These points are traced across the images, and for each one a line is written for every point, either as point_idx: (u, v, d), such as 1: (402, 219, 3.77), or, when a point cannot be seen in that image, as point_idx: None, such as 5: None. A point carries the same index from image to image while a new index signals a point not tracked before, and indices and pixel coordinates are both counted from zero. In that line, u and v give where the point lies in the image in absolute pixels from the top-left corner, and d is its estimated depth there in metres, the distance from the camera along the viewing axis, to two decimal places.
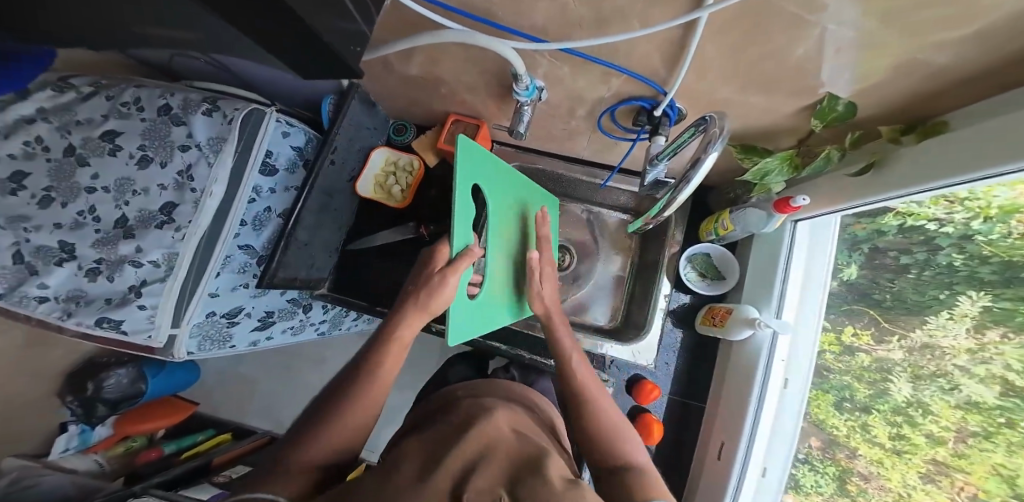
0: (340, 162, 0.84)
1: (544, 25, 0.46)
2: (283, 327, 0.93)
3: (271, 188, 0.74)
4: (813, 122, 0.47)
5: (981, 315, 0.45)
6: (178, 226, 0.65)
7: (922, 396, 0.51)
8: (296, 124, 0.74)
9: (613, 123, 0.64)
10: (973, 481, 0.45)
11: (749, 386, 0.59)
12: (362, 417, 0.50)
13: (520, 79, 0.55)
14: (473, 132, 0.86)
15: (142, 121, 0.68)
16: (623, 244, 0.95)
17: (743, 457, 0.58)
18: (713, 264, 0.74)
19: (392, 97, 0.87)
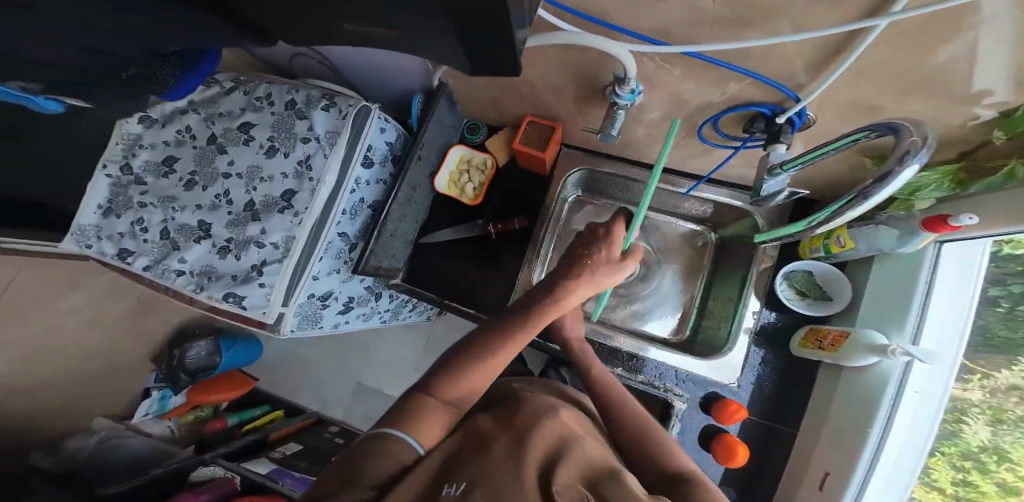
0: (424, 157, 0.88)
1: (666, 27, 0.44)
2: (358, 313, 1.01)
3: (368, 180, 0.83)
4: (997, 131, 0.43)
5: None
6: (299, 211, 0.75)
7: (1001, 441, 0.56)
8: (391, 120, 0.83)
9: (715, 131, 0.62)
10: None
11: (869, 425, 0.53)
12: (488, 375, 0.53)
13: (626, 82, 0.53)
14: (547, 134, 0.85)
15: (272, 115, 0.81)
16: (693, 256, 0.92)
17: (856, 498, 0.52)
18: (816, 283, 0.70)
19: (473, 97, 0.89)
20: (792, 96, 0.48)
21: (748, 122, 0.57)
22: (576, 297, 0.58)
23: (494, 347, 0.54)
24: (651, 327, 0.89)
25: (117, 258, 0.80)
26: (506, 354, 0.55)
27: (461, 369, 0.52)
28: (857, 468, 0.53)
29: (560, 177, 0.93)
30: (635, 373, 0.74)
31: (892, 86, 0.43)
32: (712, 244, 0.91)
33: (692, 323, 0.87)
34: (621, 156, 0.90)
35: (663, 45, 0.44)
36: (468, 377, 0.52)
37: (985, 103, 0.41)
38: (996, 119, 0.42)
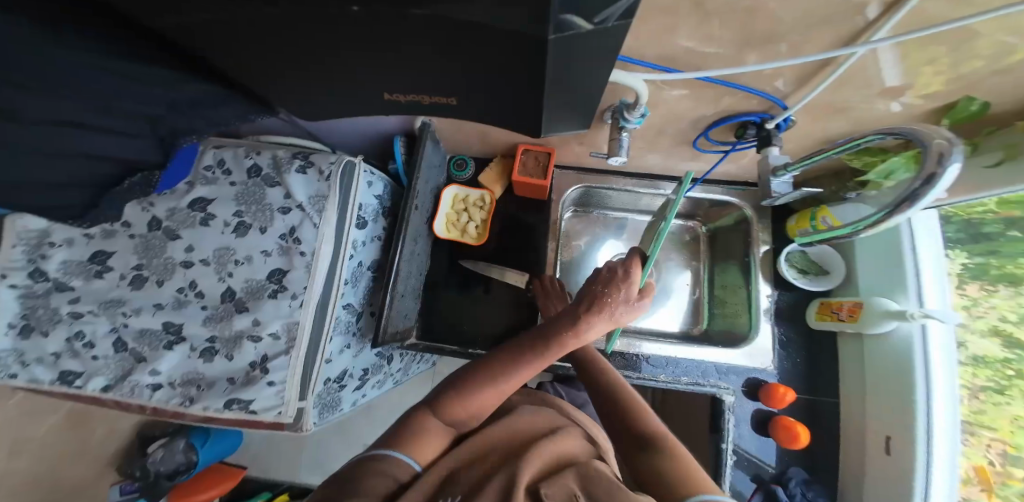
0: (420, 205, 0.86)
1: (673, 54, 0.47)
2: (373, 383, 0.96)
3: (363, 240, 0.80)
4: (946, 118, 0.54)
5: (962, 271, 0.68)
6: (294, 293, 0.70)
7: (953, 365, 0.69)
8: (376, 173, 0.81)
9: (709, 140, 0.68)
10: (1001, 437, 0.62)
11: (913, 385, 0.64)
12: (499, 396, 0.54)
13: (635, 109, 0.56)
14: (545, 160, 0.89)
15: (233, 186, 0.76)
16: (689, 249, 0.97)
17: (926, 454, 0.61)
18: (813, 259, 0.81)
19: (456, 136, 0.90)
20: (781, 105, 0.54)
21: (738, 130, 0.63)
22: (594, 332, 0.58)
23: (510, 370, 0.54)
24: (672, 321, 0.92)
25: (58, 384, 0.71)
26: (522, 375, 0.55)
27: (465, 385, 0.53)
28: (916, 424, 0.62)
29: (559, 200, 0.96)
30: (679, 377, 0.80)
31: (861, 86, 0.50)
32: (703, 237, 0.97)
33: (706, 313, 0.92)
34: (612, 170, 0.95)
35: (677, 73, 0.48)
36: (477, 396, 0.52)
37: (948, 83, 0.48)
38: (947, 107, 0.53)
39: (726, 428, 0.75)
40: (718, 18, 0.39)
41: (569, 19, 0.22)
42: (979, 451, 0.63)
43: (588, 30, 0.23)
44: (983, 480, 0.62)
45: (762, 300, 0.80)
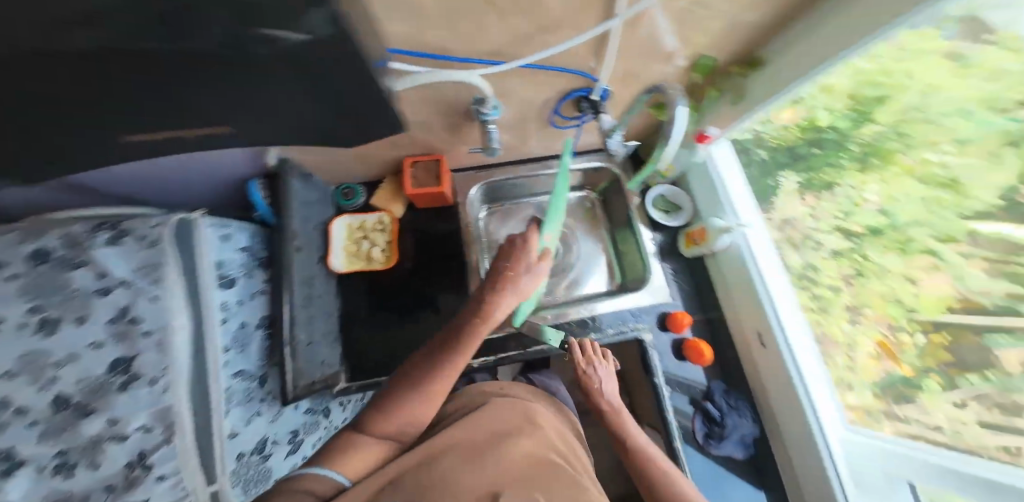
0: (303, 246, 0.85)
1: (496, 49, 0.53)
2: (313, 442, 0.89)
3: (236, 300, 0.76)
4: (694, 74, 0.72)
5: (800, 187, 0.90)
6: (148, 378, 0.56)
7: (812, 261, 0.89)
8: (229, 224, 0.78)
9: (562, 117, 0.78)
10: (881, 313, 0.76)
11: (755, 284, 0.87)
12: (432, 397, 0.60)
13: (486, 102, 0.62)
14: (435, 169, 0.89)
15: (7, 282, 0.55)
16: (588, 215, 1.07)
17: (786, 344, 0.84)
18: (669, 200, 1.01)
19: (330, 164, 0.88)
20: (594, 78, 0.66)
21: (576, 104, 0.73)
22: (502, 310, 0.64)
23: (431, 371, 0.60)
24: (592, 285, 1.02)
25: None
26: (449, 375, 0.61)
27: (396, 399, 0.59)
28: (771, 318, 0.85)
29: (466, 201, 1.02)
30: (604, 330, 0.92)
31: (649, 47, 0.62)
32: (598, 203, 1.08)
33: (619, 269, 1.03)
34: (505, 161, 1.02)
35: (502, 64, 0.54)
36: (408, 404, 0.58)
37: (706, 36, 0.61)
38: (691, 68, 0.71)
39: (655, 365, 0.89)
40: (513, 14, 0.46)
41: (282, 34, 0.24)
42: (874, 328, 0.78)
43: (302, 38, 0.24)
44: (886, 353, 0.75)
45: (647, 244, 0.97)
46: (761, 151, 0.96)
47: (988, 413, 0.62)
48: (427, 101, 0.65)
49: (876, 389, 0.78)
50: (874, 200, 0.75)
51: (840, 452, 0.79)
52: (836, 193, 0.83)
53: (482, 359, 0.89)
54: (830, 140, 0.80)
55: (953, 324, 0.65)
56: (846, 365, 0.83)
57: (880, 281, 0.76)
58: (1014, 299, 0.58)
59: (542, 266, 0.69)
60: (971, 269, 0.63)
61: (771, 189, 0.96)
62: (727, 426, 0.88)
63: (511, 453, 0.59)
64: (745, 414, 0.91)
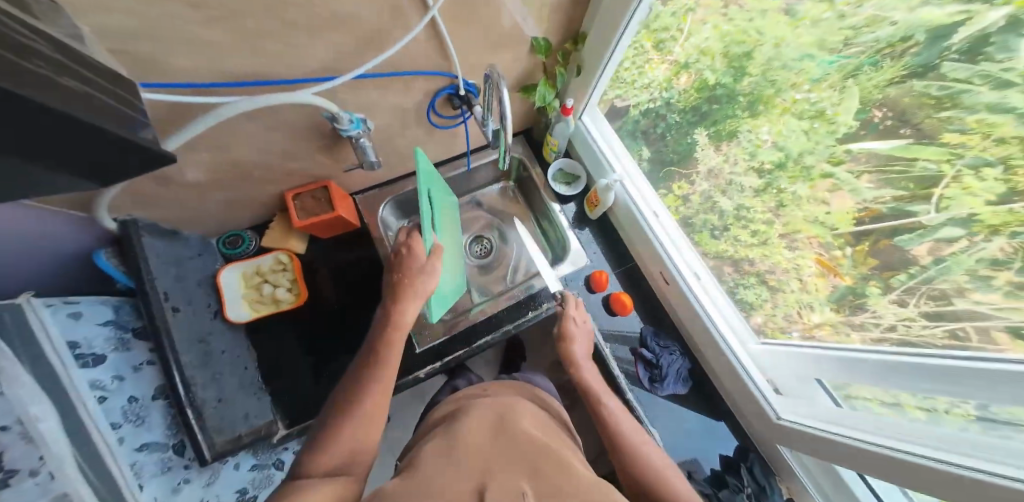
0: (182, 304, 0.78)
1: (326, 65, 0.52)
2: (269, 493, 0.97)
3: (111, 378, 0.74)
4: (539, 56, 0.76)
5: (710, 140, 0.85)
6: (25, 471, 0.49)
7: (741, 202, 0.84)
8: (77, 301, 0.74)
9: (441, 116, 0.79)
10: (809, 232, 0.71)
11: (644, 227, 1.01)
12: (375, 415, 0.56)
13: (339, 117, 0.60)
14: (325, 195, 0.84)
15: None
16: (515, 204, 1.20)
17: (680, 276, 0.97)
18: (568, 172, 1.11)
19: (206, 211, 0.81)
20: (451, 75, 0.68)
21: (450, 102, 0.76)
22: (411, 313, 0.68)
23: (363, 389, 0.57)
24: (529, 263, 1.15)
25: None
26: (383, 387, 0.59)
27: (336, 423, 0.54)
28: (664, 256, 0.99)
29: (374, 221, 0.97)
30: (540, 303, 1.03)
31: (487, 37, 0.64)
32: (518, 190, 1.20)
33: (548, 246, 1.16)
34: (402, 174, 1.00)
35: (333, 79, 0.53)
36: (353, 427, 0.53)
37: (536, 16, 0.65)
38: (530, 50, 0.74)
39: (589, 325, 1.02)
40: (322, 27, 0.46)
41: None
42: (810, 249, 0.73)
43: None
44: (828, 269, 0.71)
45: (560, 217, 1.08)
46: (671, 115, 0.91)
47: (927, 305, 0.59)
48: (285, 131, 0.63)
49: (832, 304, 0.73)
50: (769, 138, 0.72)
51: (745, 357, 0.93)
52: (739, 138, 0.78)
53: (428, 369, 0.97)
54: (724, 92, 0.77)
55: (872, 231, 0.61)
56: (801, 288, 0.78)
57: (800, 209, 0.72)
58: (902, 201, 0.56)
59: (426, 283, 0.70)
60: (863, 183, 0.60)
61: (690, 147, 0.90)
62: (663, 365, 1.00)
63: (488, 449, 0.58)
64: (676, 350, 1.03)
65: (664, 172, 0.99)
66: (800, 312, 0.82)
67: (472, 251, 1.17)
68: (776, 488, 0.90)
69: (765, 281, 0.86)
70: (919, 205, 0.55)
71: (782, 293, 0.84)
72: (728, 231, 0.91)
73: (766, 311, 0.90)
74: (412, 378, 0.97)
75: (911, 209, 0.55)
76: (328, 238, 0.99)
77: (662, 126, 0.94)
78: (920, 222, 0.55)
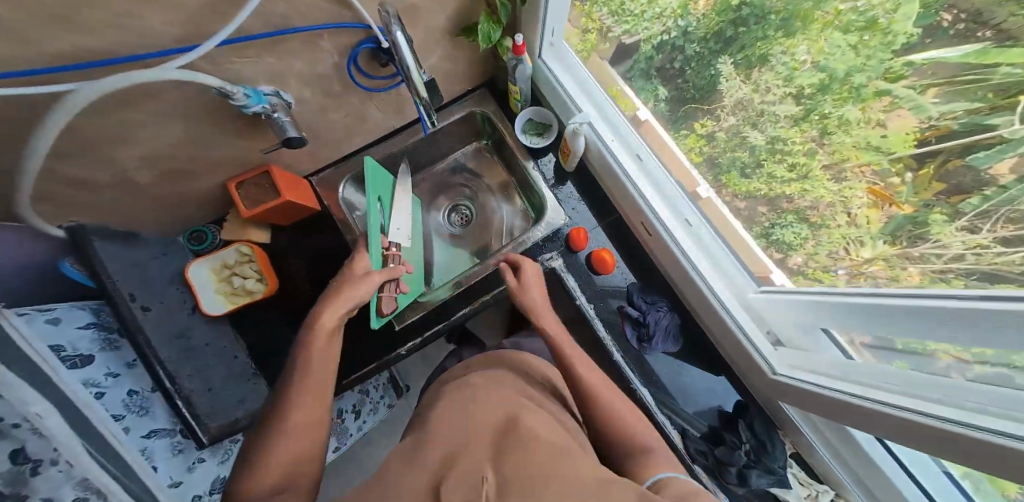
0: (152, 306, 0.73)
1: (190, 33, 0.46)
2: None
3: (105, 374, 0.64)
4: None
5: (736, 69, 0.67)
6: (46, 461, 0.38)
7: (775, 133, 0.66)
8: (50, 307, 0.63)
9: (367, 75, 0.72)
10: (861, 162, 0.55)
11: (620, 175, 0.92)
12: (308, 432, 0.53)
13: (232, 93, 0.54)
14: (269, 180, 0.81)
15: None
16: (489, 164, 1.12)
17: (663, 227, 0.89)
18: (539, 122, 1.01)
19: (162, 209, 0.79)
20: (364, 26, 0.60)
21: (376, 58, 0.68)
22: (335, 316, 0.64)
23: (285, 410, 0.54)
24: (509, 228, 1.09)
25: None
26: (309, 401, 0.56)
27: (268, 430, 0.53)
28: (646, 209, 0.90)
29: (335, 202, 0.96)
30: (519, 271, 0.99)
31: None
32: (491, 149, 1.11)
33: (530, 208, 1.08)
34: (358, 148, 0.97)
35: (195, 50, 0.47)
36: (280, 450, 0.50)
37: None
38: None
39: (571, 287, 0.99)
40: None
41: None
42: (859, 178, 0.56)
43: None
44: (881, 200, 0.54)
45: (537, 177, 1.00)
46: (689, 46, 0.73)
47: (1005, 229, 0.43)
48: (190, 116, 0.59)
49: (887, 237, 0.56)
50: (808, 60, 0.55)
51: (733, 303, 0.85)
52: (772, 64, 0.61)
53: (409, 345, 0.94)
54: (752, 12, 0.59)
55: (936, 153, 0.45)
56: (848, 223, 0.60)
57: (849, 136, 0.54)
58: (976, 116, 0.40)
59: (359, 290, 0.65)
60: (927, 98, 0.44)
61: (714, 79, 0.71)
62: (650, 324, 0.94)
63: (446, 433, 0.53)
64: (665, 307, 0.96)
65: (683, 110, 0.81)
66: (847, 250, 0.63)
67: (451, 221, 1.12)
68: (778, 442, 0.84)
69: (804, 218, 0.67)
70: (999, 117, 0.38)
71: (825, 229, 0.65)
72: (761, 170, 0.71)
73: (808, 251, 0.71)
74: (393, 356, 0.94)
75: (987, 123, 0.39)
76: (292, 222, 0.95)
77: (680, 59, 0.76)
78: (997, 136, 0.39)
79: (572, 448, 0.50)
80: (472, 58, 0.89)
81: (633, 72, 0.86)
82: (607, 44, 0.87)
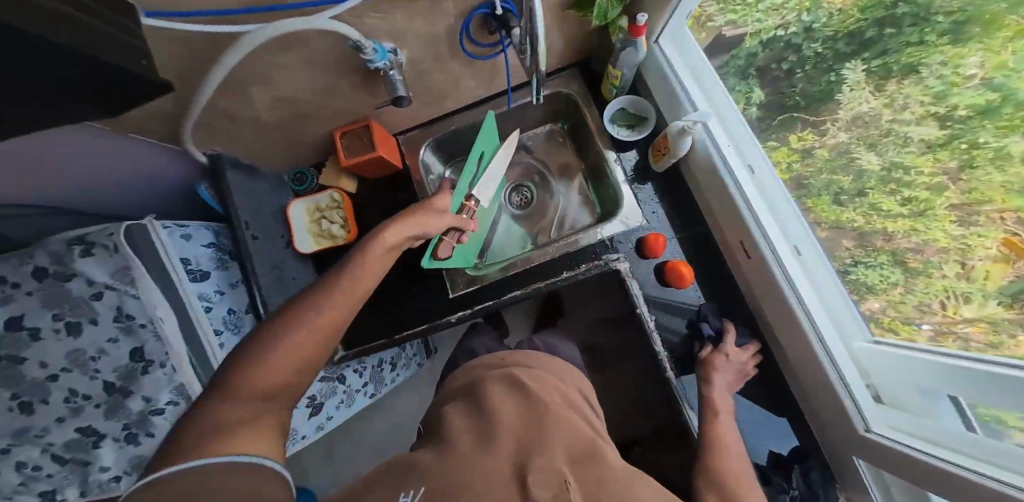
0: (260, 235, 0.81)
1: None
2: (334, 404, 1.01)
3: (216, 290, 0.73)
4: None
5: (867, 78, 0.59)
6: (157, 363, 0.62)
7: (891, 158, 0.59)
8: (187, 223, 0.71)
9: (476, 43, 0.71)
10: (1005, 206, 0.46)
11: (727, 183, 0.79)
12: (321, 339, 0.52)
13: (363, 47, 0.57)
14: (367, 135, 0.85)
15: (30, 296, 0.58)
16: (561, 151, 1.09)
17: (771, 252, 0.75)
18: (632, 113, 0.92)
19: (273, 151, 0.85)
20: None
21: (486, 25, 0.67)
22: (397, 237, 0.63)
23: (315, 305, 0.53)
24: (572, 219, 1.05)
25: None
26: (340, 307, 0.55)
27: (293, 309, 0.53)
28: (753, 225, 0.77)
29: (416, 165, 0.98)
30: (577, 265, 0.94)
31: None
32: (566, 135, 1.08)
33: (596, 201, 1.04)
34: (444, 113, 0.98)
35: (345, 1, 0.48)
36: (290, 342, 0.50)
37: None
38: None
39: (634, 293, 0.83)
40: None
41: None
42: (993, 226, 0.48)
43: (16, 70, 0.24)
44: (1015, 254, 0.46)
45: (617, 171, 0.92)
46: (808, 46, 0.68)
47: None
48: (319, 65, 0.62)
49: (1005, 298, 0.49)
50: (978, 75, 0.46)
51: (839, 352, 0.71)
52: (922, 76, 0.52)
53: (459, 314, 0.94)
54: (910, 14, 0.51)
55: None
56: (957, 275, 0.54)
57: (1001, 173, 0.47)
58: None
59: (434, 220, 0.69)
60: None
61: (834, 87, 0.65)
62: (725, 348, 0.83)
63: (511, 421, 0.52)
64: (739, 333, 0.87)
65: (782, 118, 0.76)
66: (942, 304, 0.57)
67: (512, 201, 1.11)
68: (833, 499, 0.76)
69: (900, 261, 0.62)
70: None
71: (923, 277, 0.59)
72: (863, 198, 0.65)
73: (890, 297, 0.66)
74: (444, 321, 0.94)
75: None
76: (374, 178, 0.99)
77: (792, 60, 0.71)
78: None
79: (596, 449, 0.51)
80: (577, 34, 0.85)
81: (727, 69, 0.84)
82: (702, 34, 0.84)
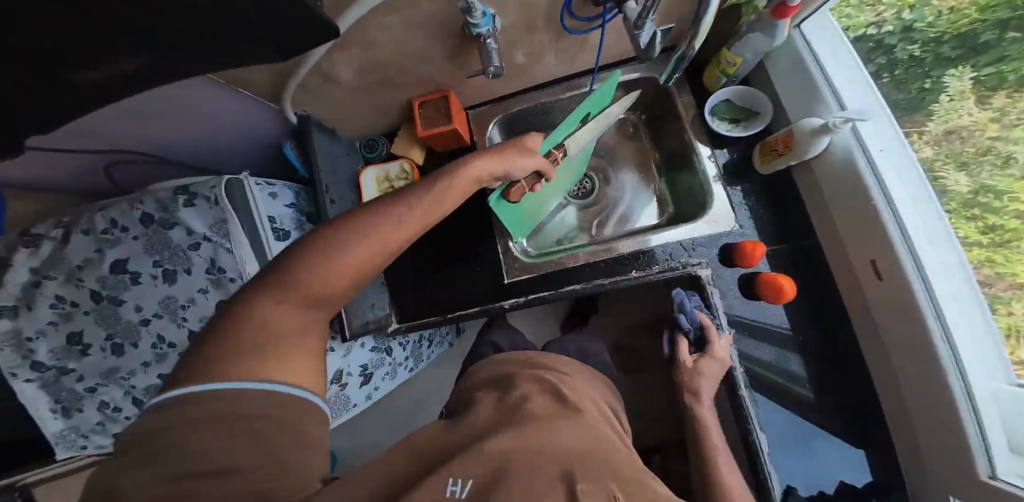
0: (337, 200, 0.78)
1: None
2: (382, 374, 0.94)
3: None
4: None
5: (973, 87, 0.54)
6: None
7: (982, 180, 0.53)
8: (276, 182, 0.70)
9: (576, 18, 0.65)
10: None
11: (868, 184, 0.58)
12: (385, 254, 0.44)
13: (473, 8, 0.53)
14: (444, 106, 0.80)
15: (137, 241, 0.63)
16: (634, 141, 0.92)
17: (919, 279, 0.54)
18: (740, 105, 0.70)
19: (344, 121, 0.81)
20: None
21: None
22: (483, 170, 0.54)
23: (388, 211, 0.45)
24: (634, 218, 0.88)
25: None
26: (410, 221, 0.46)
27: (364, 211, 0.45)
28: (897, 242, 0.55)
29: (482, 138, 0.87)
30: (650, 266, 0.71)
31: None
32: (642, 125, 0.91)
33: (670, 200, 0.86)
34: (522, 89, 0.87)
35: None
36: (357, 247, 0.42)
37: None
38: None
39: (714, 304, 0.66)
40: None
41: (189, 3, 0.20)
42: None
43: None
44: None
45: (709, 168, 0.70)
46: (903, 48, 0.62)
47: None
48: (421, 23, 0.58)
49: None
50: None
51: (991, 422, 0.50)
52: None
53: (511, 301, 0.77)
54: None
55: None
56: None
57: None
58: None
59: (523, 162, 0.59)
60: None
61: (928, 96, 0.59)
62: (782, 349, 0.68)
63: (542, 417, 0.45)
64: None
65: None
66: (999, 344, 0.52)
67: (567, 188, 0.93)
68: None
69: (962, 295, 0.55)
70: None
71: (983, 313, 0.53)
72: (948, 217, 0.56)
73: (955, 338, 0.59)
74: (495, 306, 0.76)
75: None
76: None
77: (877, 63, 0.65)
78: None
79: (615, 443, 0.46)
80: None
81: None
82: None
